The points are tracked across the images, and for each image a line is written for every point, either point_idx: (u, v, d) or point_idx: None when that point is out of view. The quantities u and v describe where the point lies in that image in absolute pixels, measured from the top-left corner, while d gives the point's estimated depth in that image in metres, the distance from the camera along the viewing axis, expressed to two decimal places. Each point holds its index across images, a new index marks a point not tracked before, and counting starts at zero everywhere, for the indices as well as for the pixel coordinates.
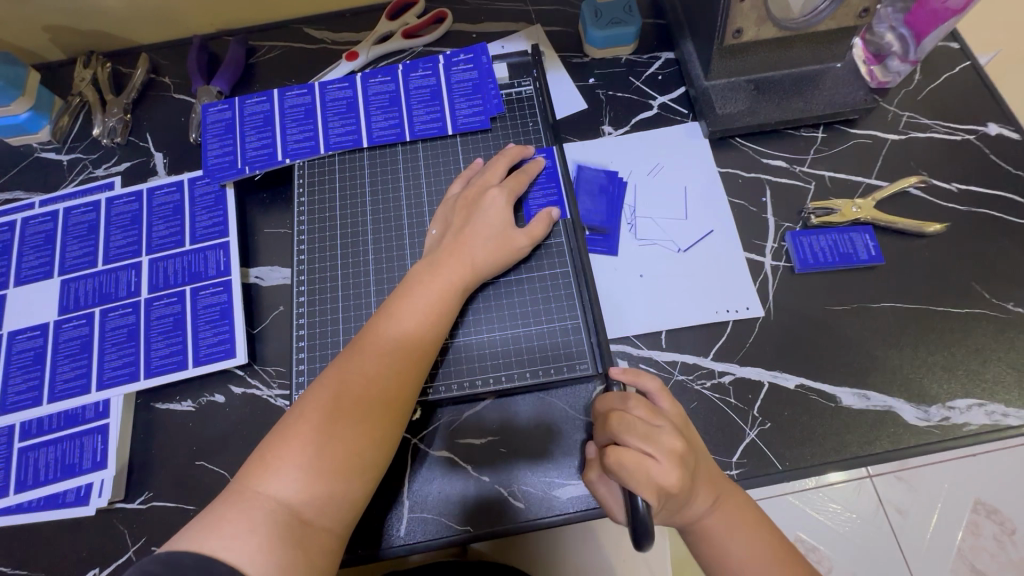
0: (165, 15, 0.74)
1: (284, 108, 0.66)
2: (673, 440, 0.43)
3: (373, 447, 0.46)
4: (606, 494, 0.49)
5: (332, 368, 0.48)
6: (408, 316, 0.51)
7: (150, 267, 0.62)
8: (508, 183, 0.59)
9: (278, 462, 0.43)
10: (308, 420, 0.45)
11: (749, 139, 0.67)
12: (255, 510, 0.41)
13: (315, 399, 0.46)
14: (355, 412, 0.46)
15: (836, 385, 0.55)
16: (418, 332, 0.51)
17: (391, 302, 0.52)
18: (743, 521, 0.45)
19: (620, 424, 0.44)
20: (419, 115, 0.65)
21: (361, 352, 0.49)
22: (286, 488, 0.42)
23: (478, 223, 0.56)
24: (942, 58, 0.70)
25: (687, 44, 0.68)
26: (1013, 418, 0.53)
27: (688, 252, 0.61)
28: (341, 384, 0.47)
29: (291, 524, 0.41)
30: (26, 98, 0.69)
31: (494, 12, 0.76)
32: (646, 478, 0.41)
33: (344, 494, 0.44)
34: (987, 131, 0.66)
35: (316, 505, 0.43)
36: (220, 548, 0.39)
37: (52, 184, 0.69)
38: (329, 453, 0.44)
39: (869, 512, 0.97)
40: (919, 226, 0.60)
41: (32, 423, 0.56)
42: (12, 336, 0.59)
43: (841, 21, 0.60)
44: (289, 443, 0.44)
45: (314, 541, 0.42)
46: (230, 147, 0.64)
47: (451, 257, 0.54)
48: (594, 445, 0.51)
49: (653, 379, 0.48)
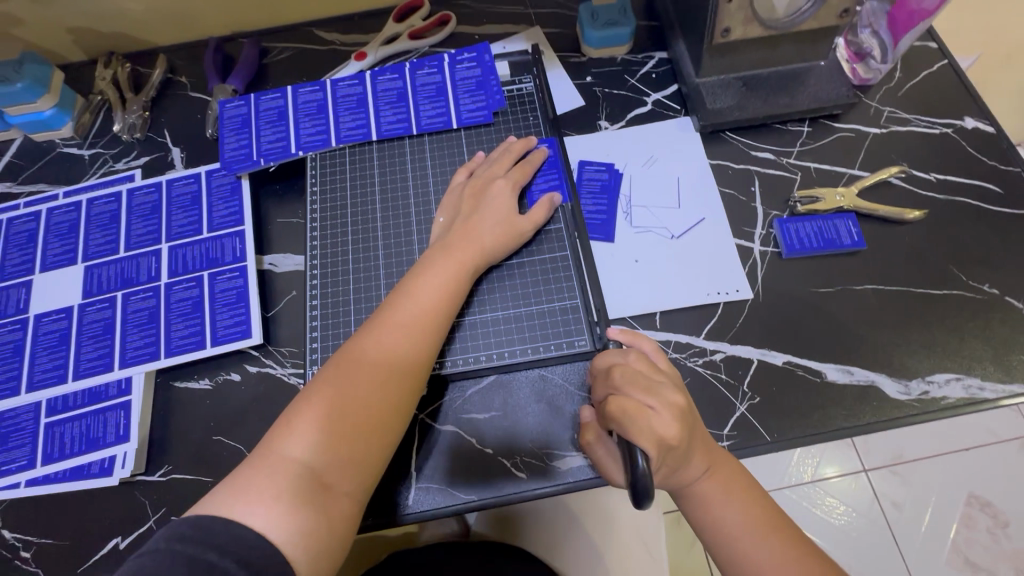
0: (182, 17, 0.78)
1: (297, 104, 0.69)
2: (672, 393, 0.48)
3: (389, 413, 0.49)
4: (602, 455, 0.52)
5: (351, 342, 0.51)
6: (421, 293, 0.54)
7: (169, 253, 0.65)
8: (513, 173, 0.63)
9: (300, 428, 0.46)
10: (329, 387, 0.48)
11: (738, 133, 0.70)
12: (277, 474, 0.44)
13: (336, 370, 0.49)
14: (373, 381, 0.49)
15: (821, 361, 0.58)
16: (431, 310, 0.54)
17: (405, 283, 0.55)
18: (734, 486, 0.48)
19: (623, 376, 0.49)
20: (425, 110, 0.68)
21: (377, 329, 0.52)
22: (308, 452, 0.45)
23: (486, 210, 0.59)
24: (921, 57, 0.74)
25: (679, 44, 0.72)
26: (989, 391, 0.56)
27: (681, 239, 0.65)
28: (360, 357, 0.50)
29: (313, 488, 0.44)
30: (50, 95, 0.73)
31: (495, 14, 0.80)
32: (646, 425, 0.45)
33: (361, 459, 0.47)
34: (964, 125, 0.69)
35: (334, 473, 0.45)
36: (243, 515, 0.41)
37: (74, 177, 0.73)
38: (349, 419, 0.47)
39: (865, 505, 1.06)
40: (899, 213, 0.63)
41: (57, 400, 0.58)
42: (38, 319, 0.62)
43: (822, 21, 0.63)
44: (311, 408, 0.47)
45: (333, 504, 0.45)
46: (246, 140, 0.68)
47: (462, 241, 0.57)
48: (591, 411, 0.54)
49: (650, 341, 0.55)
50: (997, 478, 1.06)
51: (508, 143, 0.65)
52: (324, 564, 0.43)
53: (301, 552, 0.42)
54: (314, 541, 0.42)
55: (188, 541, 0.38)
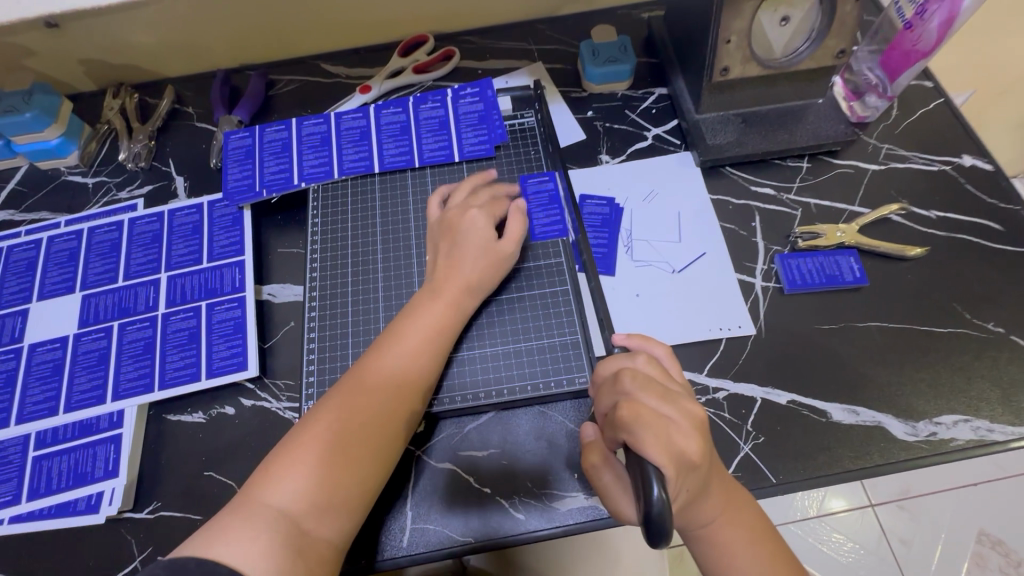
0: (191, 50, 0.80)
1: (301, 136, 0.70)
2: (692, 405, 0.43)
3: (372, 458, 0.48)
4: (609, 478, 0.47)
5: (336, 388, 0.51)
6: (411, 334, 0.53)
7: (168, 283, 0.65)
8: (490, 205, 0.61)
9: (281, 472, 0.45)
10: (313, 431, 0.47)
11: (738, 169, 0.71)
12: (255, 519, 0.42)
13: (319, 415, 0.48)
14: (359, 426, 0.48)
15: (826, 401, 0.57)
16: (418, 354, 0.53)
17: (396, 323, 0.55)
18: (754, 533, 0.45)
19: (636, 381, 0.44)
20: (428, 143, 0.69)
21: (365, 371, 0.51)
22: (286, 496, 0.44)
23: (462, 244, 0.58)
24: (917, 95, 0.75)
25: (679, 81, 0.73)
26: (999, 433, 0.55)
27: (683, 273, 0.64)
28: (345, 400, 0.49)
29: (290, 532, 0.42)
30: (58, 125, 0.73)
31: (498, 50, 0.82)
32: (667, 439, 0.40)
33: (343, 504, 0.45)
34: (962, 162, 0.70)
35: (313, 516, 0.44)
36: (220, 555, 0.40)
37: (77, 205, 0.73)
38: (331, 464, 0.46)
39: (874, 542, 1.15)
40: (901, 249, 0.63)
41: (47, 432, 0.57)
42: (32, 348, 0.62)
43: (820, 61, 0.64)
44: (294, 451, 0.46)
45: (313, 550, 0.43)
46: (250, 171, 0.68)
47: (444, 280, 0.57)
48: (594, 427, 0.51)
49: (661, 345, 0.52)
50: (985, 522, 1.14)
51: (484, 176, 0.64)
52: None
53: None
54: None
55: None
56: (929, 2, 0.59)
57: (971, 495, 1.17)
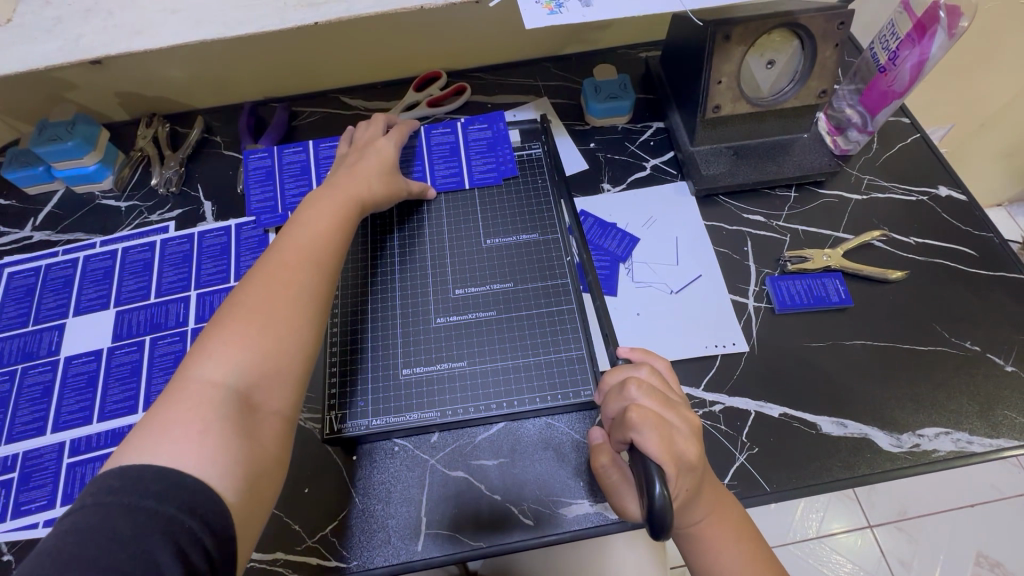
0: (221, 84, 0.86)
1: (318, 157, 0.76)
2: (690, 413, 0.48)
3: (307, 327, 0.50)
4: (616, 478, 0.51)
5: (254, 271, 0.52)
6: (316, 220, 0.58)
7: (197, 300, 0.69)
8: (392, 134, 0.71)
9: (213, 353, 0.46)
10: (238, 310, 0.49)
11: (731, 198, 0.76)
12: (199, 405, 0.43)
13: (244, 297, 0.50)
14: (283, 297, 0.50)
15: (816, 414, 0.61)
16: (327, 235, 0.57)
17: (300, 217, 0.58)
18: (740, 535, 0.48)
19: (641, 388, 0.47)
20: (440, 169, 0.75)
21: (282, 253, 0.53)
22: (225, 371, 0.45)
23: (373, 159, 0.66)
24: (895, 131, 0.81)
25: (675, 115, 0.79)
26: (977, 445, 0.59)
27: (680, 294, 0.69)
28: (266, 280, 0.51)
29: (241, 408, 0.44)
30: (96, 152, 0.78)
31: (507, 86, 0.88)
32: (669, 440, 0.44)
33: (287, 368, 0.48)
34: (938, 193, 0.75)
35: (259, 390, 0.46)
36: (171, 457, 0.39)
37: (111, 227, 0.77)
38: (263, 332, 0.47)
39: (874, 563, 1.16)
40: (883, 273, 0.68)
41: (81, 440, 0.61)
42: (68, 361, 0.65)
43: (803, 100, 0.70)
44: (224, 338, 0.47)
45: (264, 420, 0.45)
46: (271, 193, 0.74)
47: (348, 180, 0.63)
48: (600, 431, 0.54)
49: (662, 359, 0.56)
50: (979, 542, 1.17)
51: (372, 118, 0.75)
52: (257, 506, 0.43)
53: (231, 495, 0.40)
54: (248, 469, 0.42)
55: (117, 494, 0.36)
56: (900, 49, 0.66)
57: (966, 516, 1.20)
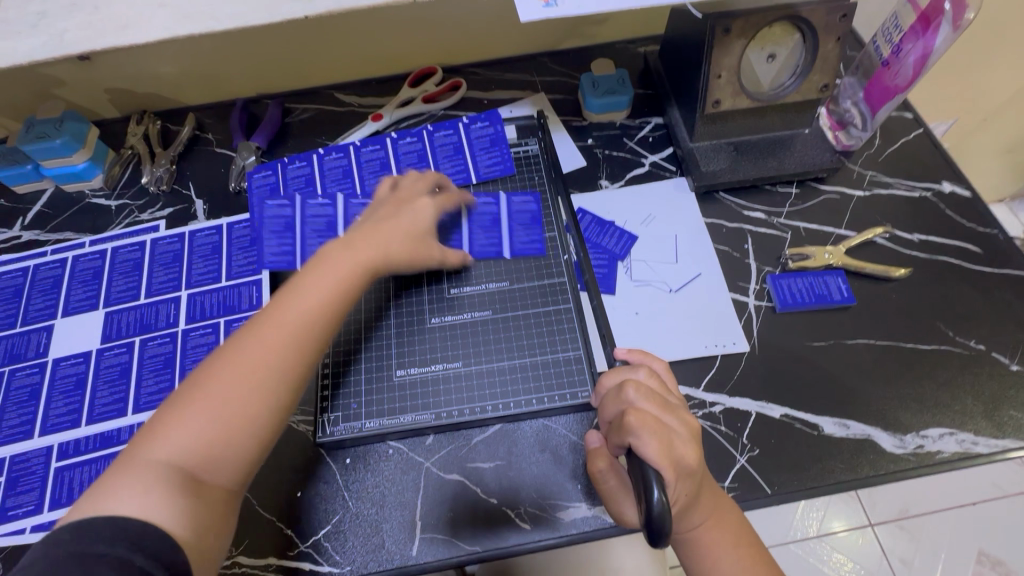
0: (213, 80, 0.85)
1: (348, 215, 0.69)
2: (690, 417, 0.46)
3: (266, 412, 0.46)
4: (612, 484, 0.50)
5: (237, 335, 0.49)
6: (312, 289, 0.51)
7: (188, 300, 0.68)
8: (439, 198, 0.64)
9: (167, 427, 0.44)
10: (201, 385, 0.45)
11: (731, 194, 0.75)
12: (144, 474, 0.42)
13: (214, 365, 0.46)
14: (248, 379, 0.46)
15: (818, 415, 0.60)
16: (320, 310, 0.50)
17: (299, 277, 0.52)
18: (739, 540, 0.47)
19: (639, 391, 0.46)
20: (478, 239, 0.68)
21: (268, 327, 0.48)
22: (174, 447, 0.43)
23: (404, 220, 0.59)
24: (898, 126, 0.80)
25: (674, 111, 0.77)
26: (982, 446, 0.58)
27: (679, 292, 0.68)
28: (240, 356, 0.47)
29: (183, 482, 0.42)
30: (85, 150, 0.77)
31: (503, 81, 0.87)
32: (667, 444, 0.43)
33: (238, 454, 0.45)
34: (942, 188, 0.74)
35: (205, 464, 0.44)
36: (118, 510, 0.40)
37: (101, 226, 0.76)
38: (221, 410, 0.45)
39: (875, 562, 1.15)
40: (886, 271, 0.67)
41: (69, 444, 0.59)
42: (56, 363, 0.64)
43: (805, 94, 0.69)
44: (180, 408, 0.45)
45: (207, 494, 0.44)
46: (289, 245, 0.69)
47: (366, 239, 0.56)
48: (598, 434, 0.53)
49: (660, 361, 0.54)
50: (980, 541, 1.16)
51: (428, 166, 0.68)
52: (209, 551, 0.43)
53: (183, 535, 0.41)
54: (194, 526, 0.42)
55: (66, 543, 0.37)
56: (904, 42, 0.64)
57: (968, 515, 1.19)
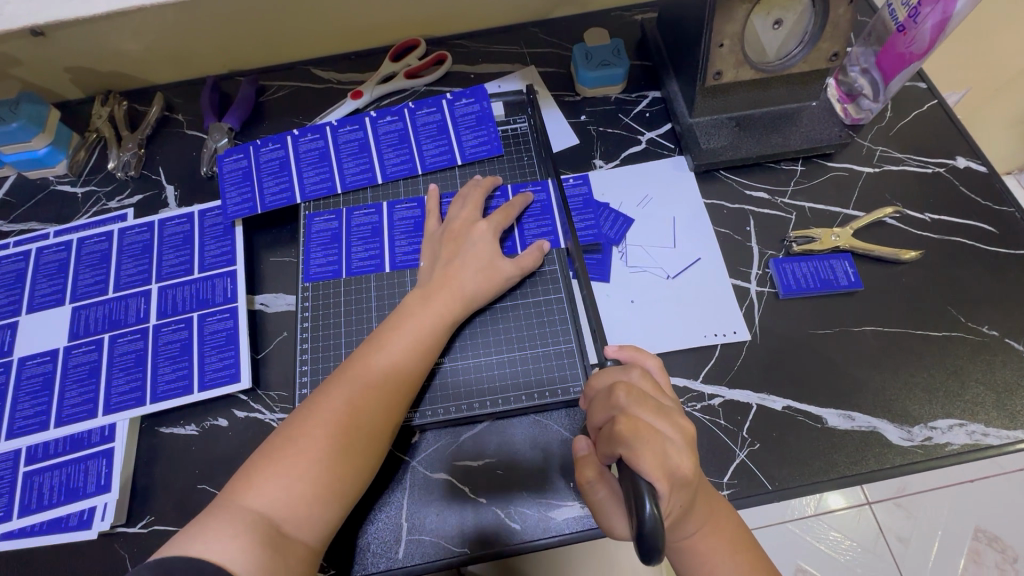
0: (179, 56, 0.79)
1: (393, 220, 0.66)
2: (685, 421, 0.43)
3: (355, 470, 0.48)
4: (604, 494, 0.47)
5: (325, 391, 0.51)
6: (397, 346, 0.53)
7: (159, 294, 0.64)
8: (495, 217, 0.62)
9: (261, 479, 0.45)
10: (293, 442, 0.47)
11: (732, 173, 0.70)
12: (235, 520, 0.43)
13: (303, 420, 0.49)
14: (337, 437, 0.48)
15: (822, 407, 0.57)
16: (405, 366, 0.52)
17: (382, 331, 0.55)
18: (737, 546, 0.45)
19: (630, 396, 0.43)
20: (530, 228, 0.64)
21: (357, 384, 0.50)
22: (266, 500, 0.45)
23: (467, 254, 0.58)
24: (910, 97, 0.75)
25: (673, 84, 0.73)
26: (994, 437, 0.55)
27: (677, 279, 0.64)
28: (328, 414, 0.49)
29: (272, 534, 0.43)
30: (46, 134, 0.72)
31: (490, 54, 0.82)
32: (660, 452, 0.40)
33: (325, 512, 0.46)
34: (956, 164, 0.70)
35: (294, 520, 0.45)
36: (205, 548, 0.41)
37: (67, 216, 0.72)
38: (311, 464, 0.46)
39: (872, 539, 1.15)
40: (896, 253, 0.63)
41: (38, 448, 0.57)
42: (21, 362, 0.61)
43: (813, 64, 0.64)
44: (274, 463, 0.46)
45: (292, 552, 0.44)
46: (335, 256, 0.64)
47: (442, 289, 0.57)
48: (586, 441, 0.49)
49: (653, 358, 0.51)
50: (980, 514, 1.16)
51: (470, 184, 0.65)
52: None
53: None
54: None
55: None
56: (922, 4, 0.59)
57: (966, 492, 1.18)
